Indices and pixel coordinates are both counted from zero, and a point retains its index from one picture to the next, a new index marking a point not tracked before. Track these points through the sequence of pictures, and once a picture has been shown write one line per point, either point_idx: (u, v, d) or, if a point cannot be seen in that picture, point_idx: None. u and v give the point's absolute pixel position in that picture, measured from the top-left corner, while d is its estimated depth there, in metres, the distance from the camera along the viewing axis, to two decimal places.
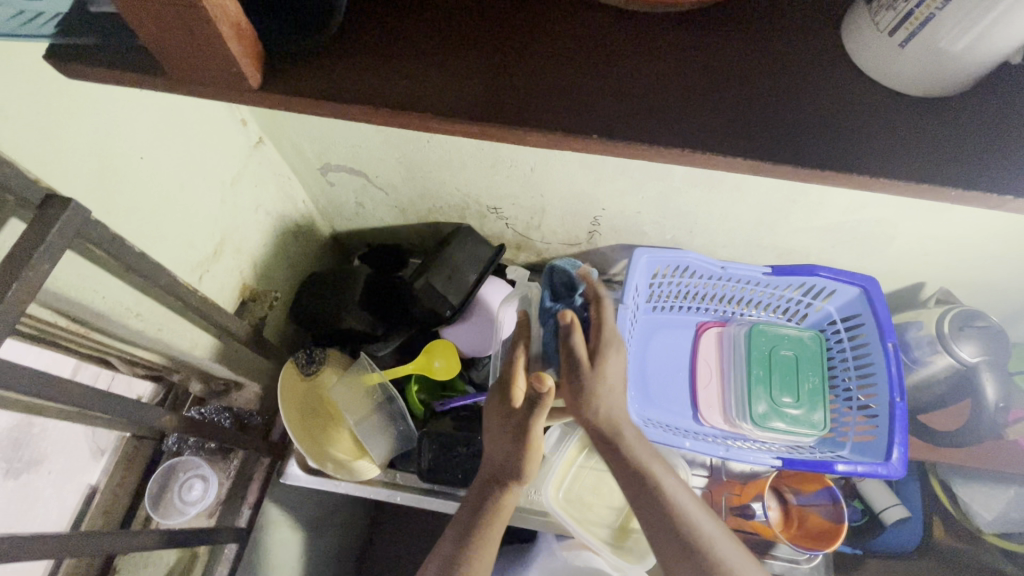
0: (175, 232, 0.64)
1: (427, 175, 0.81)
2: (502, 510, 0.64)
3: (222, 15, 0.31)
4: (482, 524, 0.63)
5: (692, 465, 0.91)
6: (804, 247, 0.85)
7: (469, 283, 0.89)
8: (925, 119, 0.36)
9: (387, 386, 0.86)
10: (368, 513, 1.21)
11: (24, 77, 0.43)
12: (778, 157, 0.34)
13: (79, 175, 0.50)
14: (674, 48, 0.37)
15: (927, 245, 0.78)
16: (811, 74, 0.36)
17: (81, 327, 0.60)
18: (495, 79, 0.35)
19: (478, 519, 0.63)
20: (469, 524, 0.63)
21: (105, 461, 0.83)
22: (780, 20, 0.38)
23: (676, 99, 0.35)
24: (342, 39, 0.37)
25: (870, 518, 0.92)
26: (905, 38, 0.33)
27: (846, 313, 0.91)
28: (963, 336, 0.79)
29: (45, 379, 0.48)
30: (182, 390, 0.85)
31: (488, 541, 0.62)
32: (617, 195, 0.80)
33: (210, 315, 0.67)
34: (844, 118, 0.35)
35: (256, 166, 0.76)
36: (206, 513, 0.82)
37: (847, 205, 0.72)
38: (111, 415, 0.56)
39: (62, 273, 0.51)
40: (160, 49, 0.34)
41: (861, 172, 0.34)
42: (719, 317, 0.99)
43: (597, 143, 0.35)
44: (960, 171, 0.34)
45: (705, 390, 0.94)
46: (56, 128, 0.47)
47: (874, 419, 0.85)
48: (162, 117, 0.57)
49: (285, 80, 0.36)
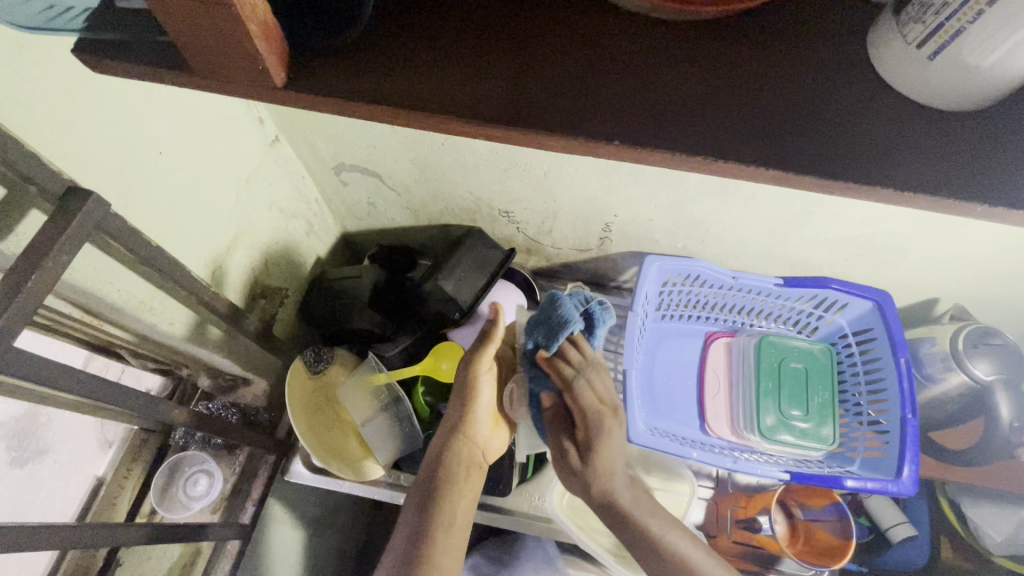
0: (191, 227, 0.64)
1: (440, 177, 0.81)
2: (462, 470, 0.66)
3: (252, 13, 0.31)
4: (444, 480, 0.65)
5: (698, 476, 0.91)
6: (818, 259, 0.84)
7: (479, 286, 0.89)
8: (950, 132, 0.35)
9: (394, 388, 0.86)
10: (370, 514, 1.21)
11: (51, 70, 0.43)
12: (802, 167, 0.34)
13: (99, 168, 0.50)
14: (697, 56, 0.36)
15: (943, 261, 0.77)
16: (834, 86, 0.36)
17: (95, 319, 0.61)
18: (517, 82, 0.35)
19: (439, 478, 0.65)
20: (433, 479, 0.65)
21: (113, 452, 0.84)
22: (804, 30, 0.38)
23: (698, 107, 0.35)
24: (368, 37, 0.37)
25: (876, 535, 0.92)
26: (934, 51, 0.33)
27: (858, 327, 0.90)
28: (978, 354, 0.78)
29: (61, 370, 0.48)
30: (190, 385, 0.83)
31: (459, 486, 0.65)
32: (629, 202, 0.79)
33: (222, 311, 0.67)
34: (871, 130, 0.35)
35: (272, 164, 0.76)
36: (210, 509, 0.82)
37: (862, 219, 0.72)
38: (121, 408, 0.56)
39: (79, 264, 0.52)
40: (189, 46, 0.34)
41: (887, 185, 0.33)
42: (729, 327, 0.98)
43: (618, 148, 0.34)
44: (987, 187, 0.33)
45: (713, 401, 0.93)
46: (81, 121, 0.47)
47: (884, 435, 0.84)
48: (182, 112, 0.58)
49: (310, 77, 0.36)
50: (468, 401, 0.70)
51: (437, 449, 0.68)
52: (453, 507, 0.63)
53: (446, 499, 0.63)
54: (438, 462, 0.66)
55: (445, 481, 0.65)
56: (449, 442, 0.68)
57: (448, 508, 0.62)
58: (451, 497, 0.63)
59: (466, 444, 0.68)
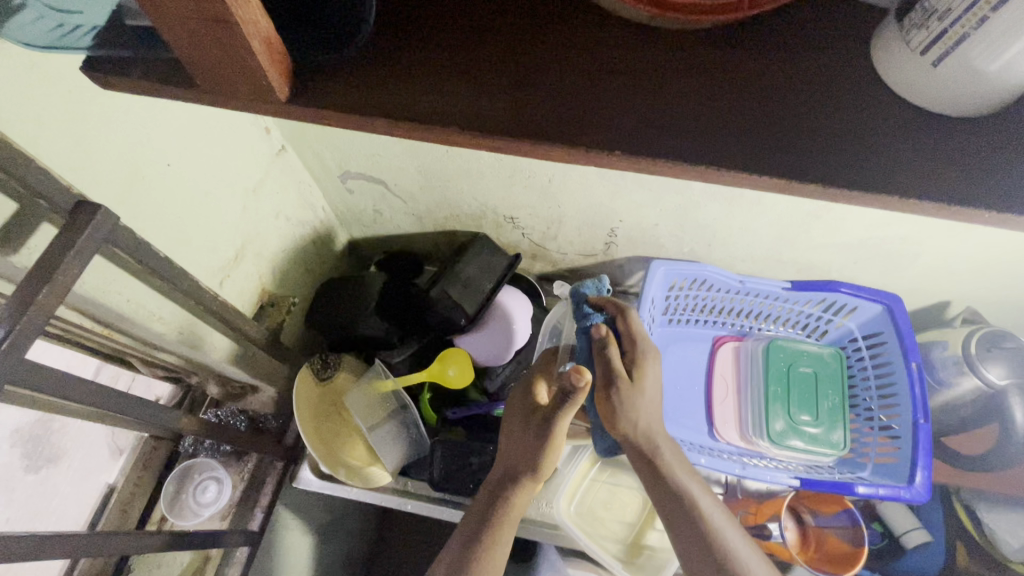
0: (199, 237, 0.65)
1: (445, 183, 0.81)
2: (516, 507, 0.62)
3: (254, 30, 0.32)
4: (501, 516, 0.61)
5: (707, 482, 0.88)
6: (826, 262, 0.84)
7: (485, 292, 0.89)
8: (954, 137, 0.35)
9: (401, 394, 0.88)
10: (379, 519, 1.22)
11: (62, 87, 0.44)
12: (804, 175, 0.33)
13: (108, 182, 0.51)
14: (698, 65, 0.36)
15: (955, 264, 0.76)
16: (836, 92, 0.36)
17: (106, 329, 0.62)
18: (518, 94, 0.36)
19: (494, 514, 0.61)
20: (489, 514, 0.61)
21: (124, 459, 0.86)
22: (805, 36, 0.38)
23: (699, 116, 0.35)
24: (368, 51, 0.37)
25: (889, 541, 0.90)
26: (938, 57, 0.32)
27: (868, 331, 0.89)
28: (991, 358, 0.77)
29: (70, 381, 0.49)
30: (200, 392, 0.85)
31: (510, 525, 0.61)
32: (634, 207, 0.79)
33: (229, 319, 0.68)
34: (874, 137, 0.35)
35: (278, 173, 0.77)
36: (219, 515, 0.83)
37: (871, 223, 0.71)
38: (131, 417, 0.57)
39: (89, 275, 0.53)
40: (193, 62, 0.34)
41: (891, 193, 0.33)
42: (736, 331, 0.98)
43: (620, 159, 0.34)
44: (993, 191, 0.33)
45: (721, 406, 0.92)
46: (90, 136, 0.48)
47: (896, 440, 0.83)
48: (190, 125, 0.59)
49: (312, 91, 0.36)
50: (541, 455, 0.58)
51: (500, 483, 0.62)
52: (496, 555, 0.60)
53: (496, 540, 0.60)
54: (499, 489, 0.62)
55: (500, 518, 0.61)
56: (518, 473, 0.60)
57: (496, 545, 0.60)
58: (501, 537, 0.60)
59: (527, 482, 0.61)
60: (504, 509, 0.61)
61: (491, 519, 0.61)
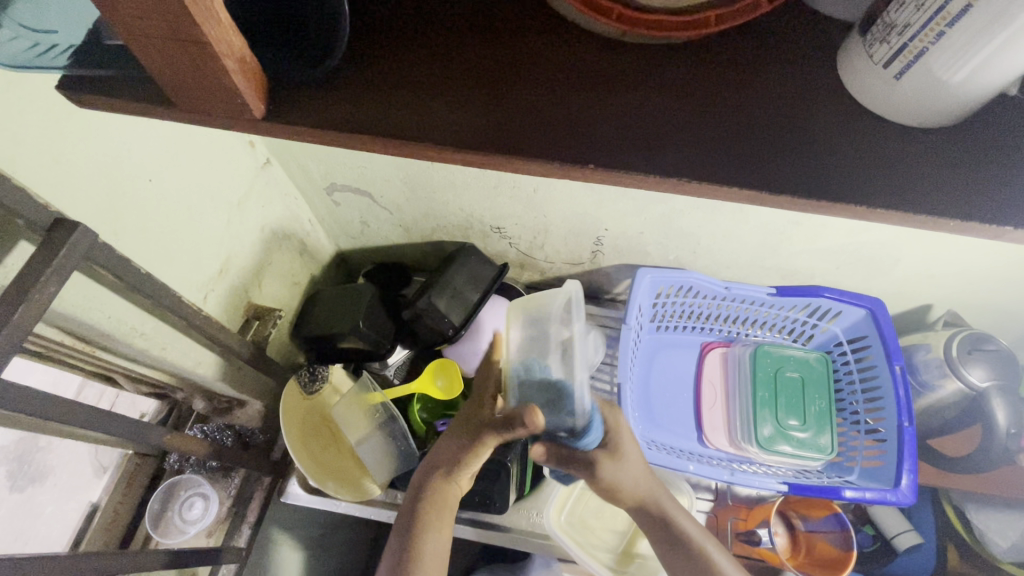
0: (183, 252, 0.65)
1: (432, 195, 0.82)
2: (444, 497, 0.63)
3: (228, 49, 0.32)
4: (422, 524, 0.62)
5: (697, 488, 0.90)
6: (809, 267, 0.84)
7: (471, 302, 0.89)
8: (919, 147, 0.36)
9: (389, 406, 0.85)
10: (371, 533, 1.20)
11: (35, 105, 0.44)
12: (776, 187, 0.34)
13: (89, 199, 0.51)
14: (667, 78, 0.37)
15: (934, 268, 0.78)
16: (804, 104, 0.37)
17: (86, 345, 0.61)
18: (492, 110, 0.36)
19: (419, 515, 0.62)
20: (418, 507, 0.63)
21: (108, 478, 0.83)
22: (770, 49, 0.39)
23: (668, 129, 0.35)
24: (342, 70, 0.37)
25: (880, 543, 0.90)
26: (900, 70, 0.33)
27: (852, 335, 0.89)
28: (972, 360, 0.78)
29: (49, 400, 0.48)
30: (185, 408, 0.85)
31: (442, 520, 0.63)
32: (618, 217, 0.80)
33: (213, 334, 0.67)
34: (842, 148, 0.35)
35: (263, 187, 0.77)
36: (205, 533, 0.82)
37: (850, 229, 0.72)
38: (112, 436, 0.56)
39: (69, 293, 0.52)
40: (167, 79, 0.34)
41: (858, 202, 0.34)
42: (723, 337, 0.98)
43: (596, 173, 0.35)
44: (958, 200, 0.34)
45: (710, 412, 0.92)
46: (67, 152, 0.47)
47: (882, 444, 0.84)
48: (171, 141, 0.58)
49: (286, 109, 0.37)
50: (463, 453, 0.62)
51: (422, 477, 0.66)
52: (432, 546, 0.61)
53: (426, 532, 0.61)
54: (414, 501, 0.64)
55: (427, 512, 0.62)
56: (429, 478, 0.64)
57: (432, 536, 0.61)
58: (431, 528, 0.62)
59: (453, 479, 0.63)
60: (426, 506, 0.63)
61: (422, 511, 0.63)
